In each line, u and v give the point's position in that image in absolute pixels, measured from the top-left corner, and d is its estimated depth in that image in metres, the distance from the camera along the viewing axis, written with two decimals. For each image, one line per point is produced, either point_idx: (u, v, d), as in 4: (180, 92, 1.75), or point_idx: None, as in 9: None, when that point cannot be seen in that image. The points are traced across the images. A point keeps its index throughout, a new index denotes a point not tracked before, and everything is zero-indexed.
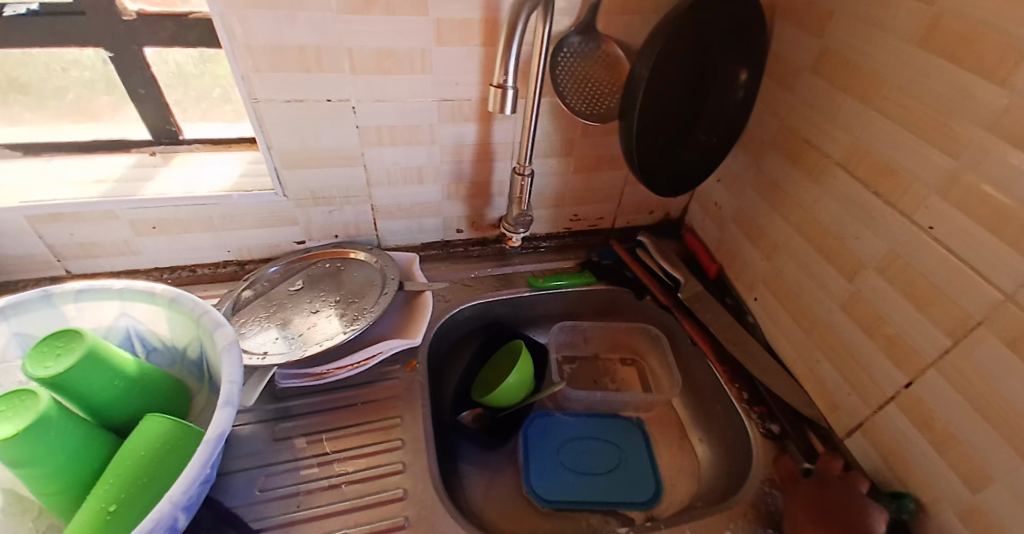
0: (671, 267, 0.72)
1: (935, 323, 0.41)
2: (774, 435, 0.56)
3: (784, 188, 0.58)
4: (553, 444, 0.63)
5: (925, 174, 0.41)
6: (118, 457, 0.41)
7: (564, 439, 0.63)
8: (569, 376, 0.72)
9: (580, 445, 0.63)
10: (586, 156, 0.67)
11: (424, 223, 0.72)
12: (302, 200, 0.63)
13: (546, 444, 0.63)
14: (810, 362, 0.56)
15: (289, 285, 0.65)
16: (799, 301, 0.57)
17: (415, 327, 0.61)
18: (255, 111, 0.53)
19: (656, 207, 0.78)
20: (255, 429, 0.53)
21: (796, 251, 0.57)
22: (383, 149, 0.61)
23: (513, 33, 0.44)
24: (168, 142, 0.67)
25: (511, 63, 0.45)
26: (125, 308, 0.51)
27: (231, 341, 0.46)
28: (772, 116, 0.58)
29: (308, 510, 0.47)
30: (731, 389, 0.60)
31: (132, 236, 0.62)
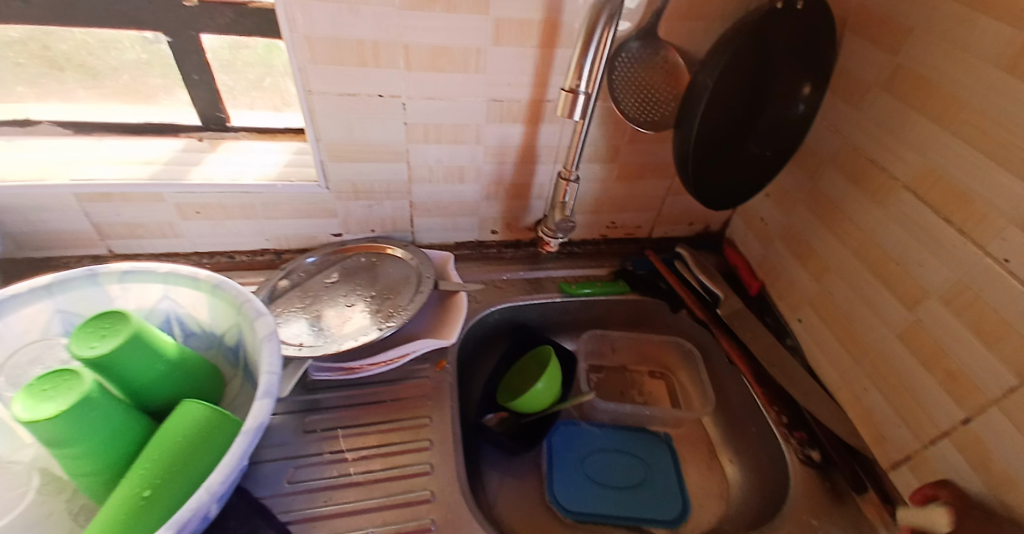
0: (710, 280, 0.69)
1: (1003, 361, 0.39)
2: (814, 462, 0.53)
3: (842, 208, 0.55)
4: (577, 455, 0.61)
5: (1003, 203, 0.38)
6: (155, 441, 0.41)
7: (589, 450, 0.62)
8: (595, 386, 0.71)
9: (605, 458, 0.61)
10: (631, 163, 0.66)
11: (460, 223, 0.71)
12: (343, 193, 0.63)
13: (569, 455, 0.61)
14: (856, 390, 0.54)
15: (324, 276, 0.65)
16: (850, 326, 0.55)
17: (449, 327, 0.61)
18: (307, 102, 0.53)
19: (696, 219, 0.76)
20: (285, 419, 0.54)
21: (849, 274, 0.55)
22: (428, 147, 0.61)
23: (590, 38, 0.45)
24: (215, 128, 0.68)
25: (585, 70, 0.46)
26: (168, 291, 0.52)
27: (271, 332, 0.47)
28: (834, 132, 0.56)
29: (336, 506, 0.47)
30: (769, 412, 0.58)
31: (176, 219, 0.63)
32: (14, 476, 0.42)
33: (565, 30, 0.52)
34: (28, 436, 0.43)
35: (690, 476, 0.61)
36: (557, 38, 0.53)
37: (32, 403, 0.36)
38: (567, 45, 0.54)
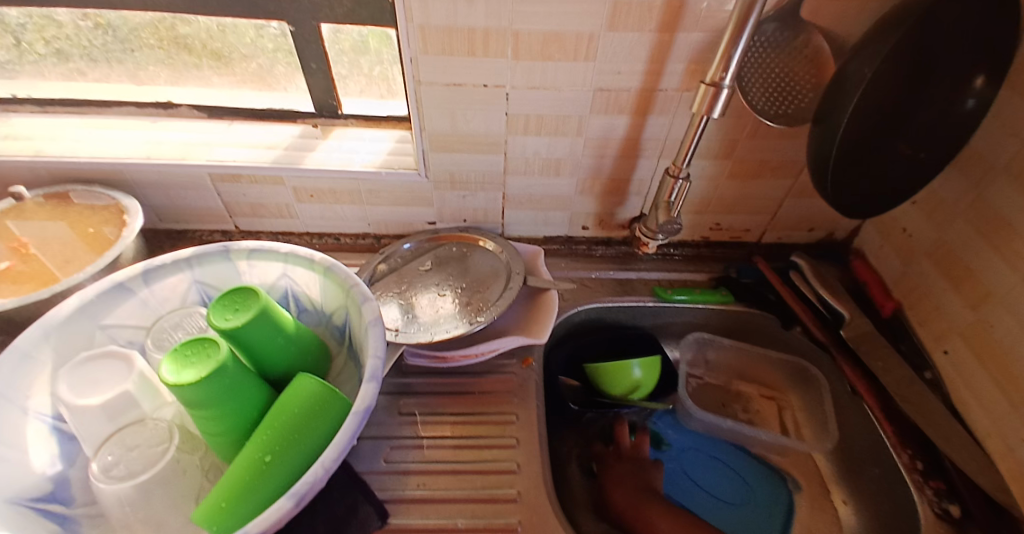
0: (834, 298, 0.61)
1: None
2: (949, 517, 0.46)
3: (1014, 223, 0.46)
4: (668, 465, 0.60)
5: None
6: (275, 409, 0.44)
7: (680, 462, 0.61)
8: (694, 392, 0.67)
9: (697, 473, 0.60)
10: (747, 160, 0.59)
11: (552, 217, 0.70)
12: (440, 182, 0.64)
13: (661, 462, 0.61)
14: (1012, 442, 0.45)
15: (419, 263, 0.66)
16: (1010, 367, 0.45)
17: (538, 325, 0.59)
18: (416, 93, 0.54)
19: (819, 224, 0.67)
20: (381, 399, 0.56)
21: (1017, 306, 0.45)
22: (527, 139, 0.59)
23: (745, 29, 0.41)
24: (329, 116, 0.71)
25: (734, 63, 0.42)
26: (287, 270, 0.56)
27: (376, 318, 0.48)
28: (1008, 136, 0.45)
29: (425, 491, 0.48)
30: (900, 456, 0.50)
31: (292, 201, 0.67)
32: (155, 431, 0.42)
33: (691, 13, 0.47)
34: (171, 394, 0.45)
35: (800, 519, 0.56)
36: (681, 21, 0.48)
37: (177, 368, 0.40)
38: (691, 29, 0.48)
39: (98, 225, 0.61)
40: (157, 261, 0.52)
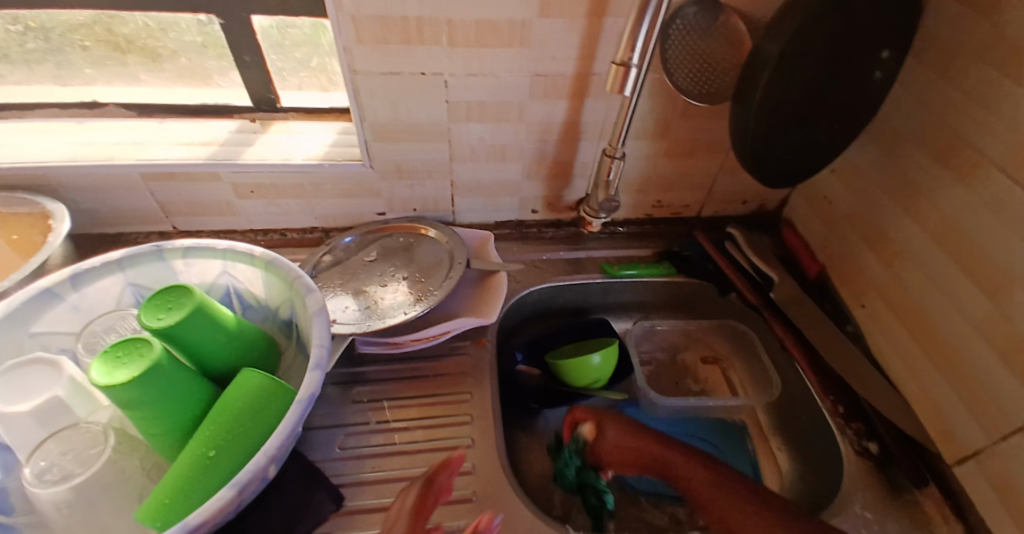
0: (764, 263, 0.66)
1: None
2: (871, 454, 0.51)
3: (921, 185, 0.50)
4: None
5: None
6: (218, 406, 0.45)
7: None
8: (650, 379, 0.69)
9: None
10: (681, 139, 0.63)
11: (501, 202, 0.71)
12: (387, 172, 0.64)
13: None
14: (925, 382, 0.50)
15: (363, 255, 0.66)
16: (919, 314, 0.51)
17: (485, 305, 0.61)
18: (352, 82, 0.53)
19: (751, 197, 0.72)
20: (333, 391, 0.57)
21: (925, 261, 0.50)
22: (470, 125, 0.60)
23: (646, 7, 0.43)
24: (267, 110, 0.69)
25: (639, 40, 0.44)
26: (226, 268, 0.56)
27: (320, 307, 0.49)
28: (915, 103, 0.50)
29: (380, 472, 0.50)
30: (824, 402, 0.55)
31: (233, 198, 0.66)
32: (90, 435, 0.42)
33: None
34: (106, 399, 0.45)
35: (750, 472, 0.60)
36: (608, 7, 0.50)
37: (108, 369, 0.39)
38: (618, 15, 0.51)
39: (22, 232, 0.58)
40: (86, 264, 0.50)
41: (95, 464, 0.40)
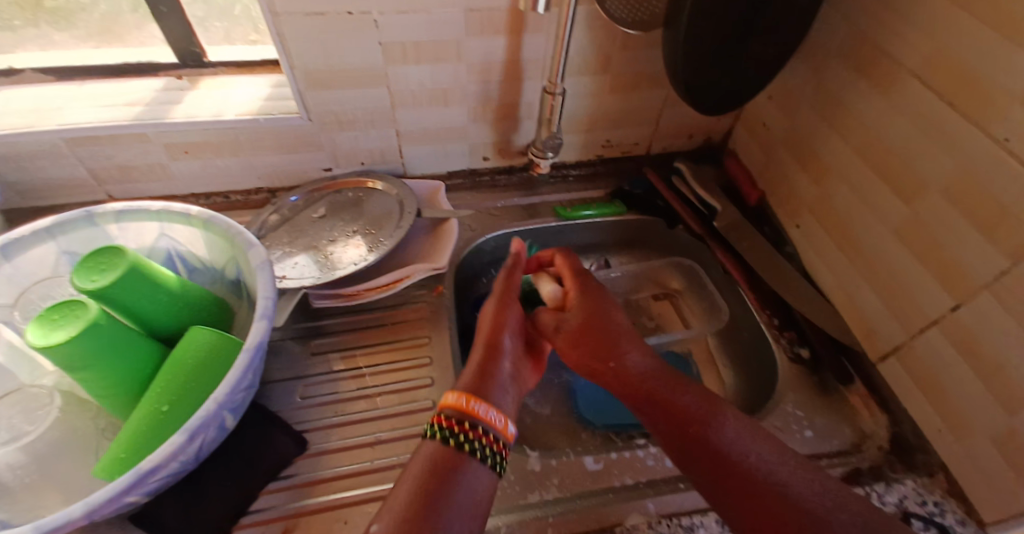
0: (708, 195, 0.68)
1: (995, 244, 0.38)
2: (802, 359, 0.55)
3: (847, 104, 0.52)
4: None
5: (1011, 83, 0.35)
6: (168, 364, 0.45)
7: None
8: None
9: None
10: (623, 73, 0.63)
11: (450, 150, 0.70)
12: (326, 123, 0.62)
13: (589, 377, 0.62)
14: (850, 290, 0.54)
15: (312, 211, 0.65)
16: (845, 227, 0.54)
17: (438, 252, 0.62)
18: (275, 25, 0.51)
19: (697, 130, 0.73)
20: (290, 344, 0.57)
21: (850, 175, 0.52)
22: (407, 68, 0.58)
23: None
24: (194, 65, 0.65)
25: None
26: (164, 229, 0.54)
27: (264, 262, 0.49)
28: (841, 19, 0.51)
29: (343, 416, 0.51)
30: (761, 315, 0.58)
31: (167, 160, 0.63)
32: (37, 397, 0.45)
33: None
34: (47, 365, 0.47)
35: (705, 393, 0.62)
36: None
37: (45, 331, 0.38)
38: None
39: None
40: (13, 236, 0.48)
41: (41, 425, 0.43)
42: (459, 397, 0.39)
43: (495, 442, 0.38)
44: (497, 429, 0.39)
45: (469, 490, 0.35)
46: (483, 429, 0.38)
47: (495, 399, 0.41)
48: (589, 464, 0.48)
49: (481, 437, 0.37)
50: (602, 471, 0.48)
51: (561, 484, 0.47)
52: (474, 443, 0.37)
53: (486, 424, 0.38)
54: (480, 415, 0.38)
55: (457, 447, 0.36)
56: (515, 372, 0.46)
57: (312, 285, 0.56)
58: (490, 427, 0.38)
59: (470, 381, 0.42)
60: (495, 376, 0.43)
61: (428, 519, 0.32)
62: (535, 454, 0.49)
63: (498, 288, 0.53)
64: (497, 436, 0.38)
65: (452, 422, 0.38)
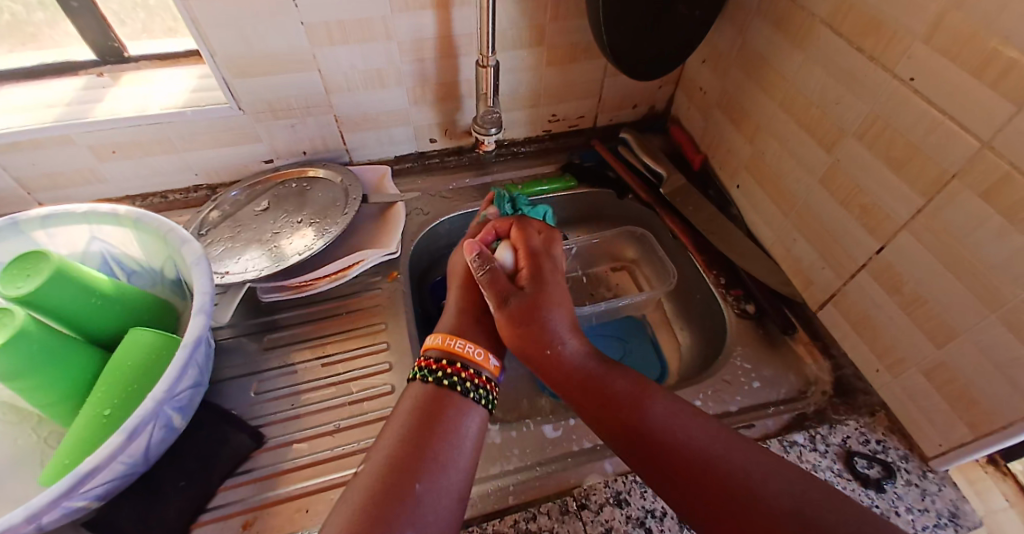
0: (654, 161, 0.69)
1: (910, 183, 0.39)
2: (749, 315, 0.56)
3: (768, 60, 0.53)
4: None
5: (912, 23, 0.36)
6: (108, 368, 0.43)
7: None
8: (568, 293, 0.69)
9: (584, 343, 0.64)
10: (559, 44, 0.62)
11: (395, 134, 0.68)
12: (259, 113, 0.60)
13: None
14: (787, 242, 0.55)
15: (254, 206, 0.63)
16: (778, 182, 0.55)
17: (387, 236, 0.62)
18: (186, 10, 0.48)
19: (640, 100, 0.73)
20: (241, 341, 0.55)
21: (777, 130, 0.53)
22: (336, 50, 0.56)
23: None
24: (115, 61, 0.63)
25: None
26: (94, 233, 0.52)
27: (199, 256, 0.47)
28: None
29: (300, 408, 0.50)
30: (709, 276, 0.59)
31: (95, 162, 0.60)
32: None
33: None
34: None
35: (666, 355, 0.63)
36: None
37: None
38: None
39: None
40: None
41: None
42: (438, 338, 0.43)
43: (480, 375, 0.41)
44: (476, 364, 0.41)
45: (461, 419, 0.38)
46: (462, 366, 0.41)
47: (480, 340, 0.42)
48: (548, 432, 0.47)
49: (461, 373, 0.40)
50: (561, 437, 0.47)
51: (522, 454, 0.45)
52: (456, 379, 0.40)
53: (465, 359, 0.41)
54: (459, 352, 0.41)
55: (439, 384, 0.39)
56: (499, 303, 0.44)
57: (255, 279, 0.55)
58: (469, 362, 0.41)
59: (446, 315, 0.43)
60: (486, 337, 0.42)
61: (421, 445, 0.35)
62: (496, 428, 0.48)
63: (457, 273, 0.47)
64: (477, 371, 0.41)
65: (432, 362, 0.41)
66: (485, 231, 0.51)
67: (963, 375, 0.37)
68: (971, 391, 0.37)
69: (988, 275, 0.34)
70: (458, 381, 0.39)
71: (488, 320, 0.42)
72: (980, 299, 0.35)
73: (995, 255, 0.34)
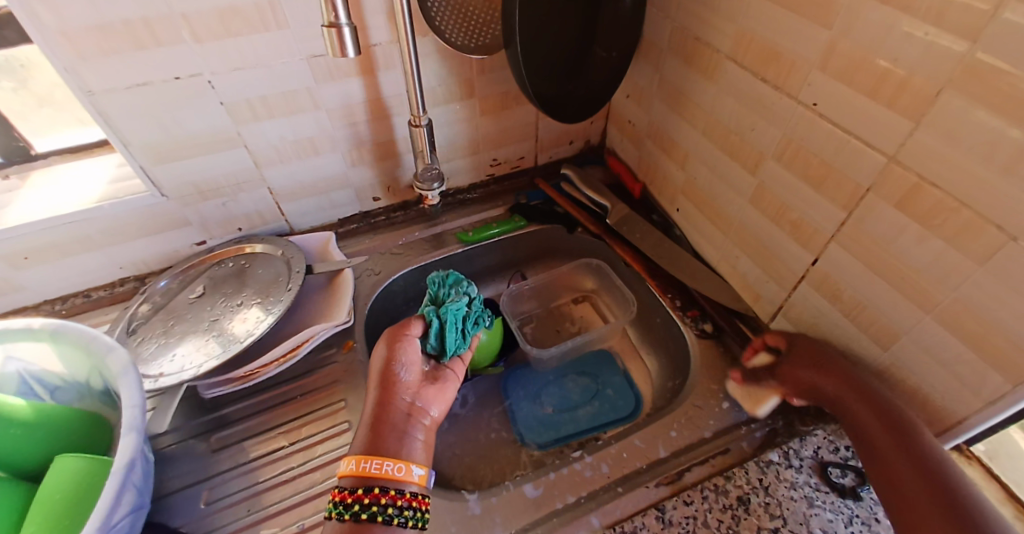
0: (597, 194, 0.70)
1: (831, 198, 0.42)
2: (708, 333, 0.57)
3: (686, 93, 0.56)
4: (533, 390, 0.62)
5: (805, 52, 0.40)
6: (34, 507, 0.38)
7: (540, 385, 0.62)
8: (534, 337, 0.69)
9: (558, 383, 0.62)
10: (490, 94, 0.64)
11: (335, 198, 0.67)
12: (185, 196, 0.57)
13: (525, 395, 0.61)
14: (731, 260, 0.57)
15: (188, 292, 0.60)
16: (713, 203, 0.57)
17: (336, 306, 0.60)
18: (92, 105, 0.46)
19: (576, 136, 0.76)
20: (188, 445, 0.51)
21: (704, 155, 0.56)
22: (262, 125, 0.55)
23: None
24: (22, 160, 0.59)
25: None
26: (10, 351, 0.47)
27: (127, 365, 0.43)
28: (663, 17, 0.55)
29: (260, 512, 0.46)
30: (664, 299, 0.60)
31: (2, 273, 0.55)
32: None
33: None
34: None
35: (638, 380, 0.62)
36: None
37: None
38: None
39: None
40: None
41: None
42: (352, 462, 0.38)
43: (403, 494, 0.38)
44: (399, 481, 0.38)
45: None
46: (383, 488, 0.37)
47: (393, 449, 0.41)
48: (529, 492, 0.45)
49: (382, 498, 0.37)
50: (544, 497, 0.44)
51: (506, 521, 0.43)
52: (377, 507, 0.36)
53: (384, 481, 0.38)
54: (377, 475, 0.38)
55: (356, 517, 0.35)
56: (422, 412, 0.46)
57: (193, 378, 0.51)
58: (391, 481, 0.38)
59: (367, 438, 0.41)
60: (389, 421, 0.43)
61: None
62: (474, 497, 0.45)
63: (374, 374, 0.46)
64: (400, 488, 0.38)
65: (346, 494, 0.37)
66: (409, 321, 0.49)
67: (915, 374, 0.39)
68: (923, 388, 0.39)
69: (915, 276, 0.36)
70: (380, 509, 0.36)
71: (416, 439, 0.44)
72: (913, 301, 0.37)
73: (918, 258, 0.36)
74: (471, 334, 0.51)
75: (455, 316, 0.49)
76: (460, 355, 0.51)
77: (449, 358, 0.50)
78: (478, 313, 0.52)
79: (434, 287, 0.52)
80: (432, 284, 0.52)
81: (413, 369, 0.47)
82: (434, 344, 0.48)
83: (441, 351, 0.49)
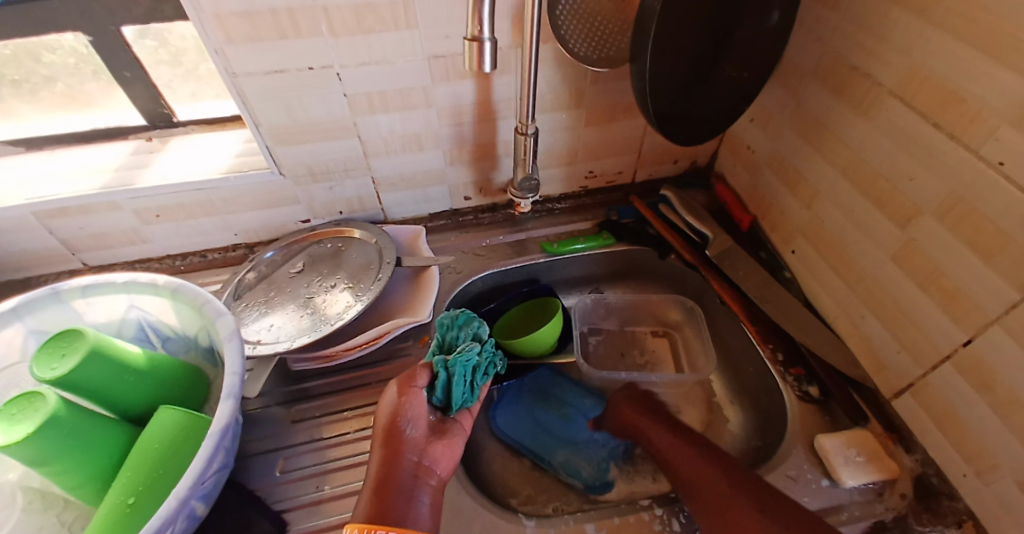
0: (698, 221, 0.66)
1: (1002, 275, 0.35)
2: (812, 398, 0.52)
3: (829, 126, 0.50)
4: (526, 409, 0.60)
5: (996, 101, 0.33)
6: (136, 450, 0.42)
7: (535, 405, 0.60)
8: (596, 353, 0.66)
9: (551, 407, 0.60)
10: (598, 105, 0.61)
11: (430, 193, 0.68)
12: (300, 177, 0.61)
13: (517, 413, 0.59)
14: (853, 319, 0.51)
15: (290, 266, 0.63)
16: (842, 254, 0.51)
17: (418, 303, 0.61)
18: (234, 87, 0.50)
19: (681, 156, 0.71)
20: (273, 412, 0.54)
21: (839, 199, 0.50)
22: (376, 117, 0.56)
23: None
24: (163, 126, 0.65)
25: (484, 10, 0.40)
26: (132, 301, 0.52)
27: (232, 331, 0.46)
28: (814, 39, 0.49)
29: (328, 490, 0.48)
30: (764, 351, 0.56)
31: (139, 225, 0.62)
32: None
33: None
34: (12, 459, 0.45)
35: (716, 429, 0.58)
36: None
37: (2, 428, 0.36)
38: None
39: None
40: None
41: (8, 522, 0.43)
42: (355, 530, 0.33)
43: None
44: None
45: None
46: None
47: (399, 517, 0.35)
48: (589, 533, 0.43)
49: None
50: None
51: None
52: None
53: None
54: None
55: None
56: (431, 473, 0.40)
57: (286, 351, 0.53)
58: None
59: (370, 504, 0.35)
60: (397, 484, 0.37)
61: None
62: (532, 522, 0.44)
63: (379, 427, 0.40)
64: None
65: None
66: (415, 370, 0.43)
67: None
68: None
69: None
70: None
71: (423, 503, 0.38)
72: None
73: None
74: (480, 385, 0.46)
75: (465, 367, 0.43)
76: (469, 407, 0.46)
77: (456, 411, 0.45)
78: (489, 362, 0.46)
79: (442, 330, 0.48)
80: (439, 326, 0.48)
81: (419, 423, 0.41)
82: (441, 397, 0.43)
83: (448, 404, 0.44)
